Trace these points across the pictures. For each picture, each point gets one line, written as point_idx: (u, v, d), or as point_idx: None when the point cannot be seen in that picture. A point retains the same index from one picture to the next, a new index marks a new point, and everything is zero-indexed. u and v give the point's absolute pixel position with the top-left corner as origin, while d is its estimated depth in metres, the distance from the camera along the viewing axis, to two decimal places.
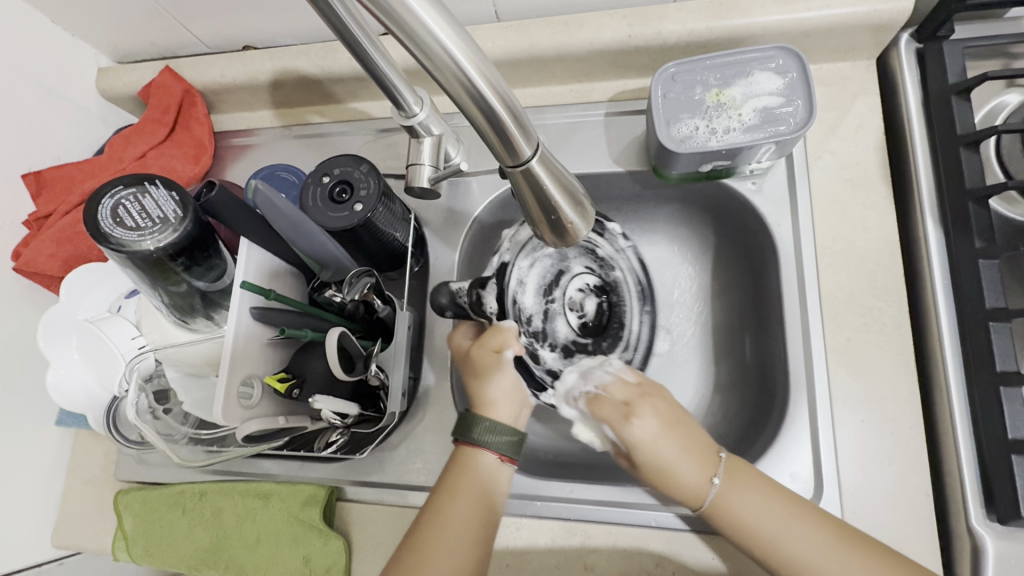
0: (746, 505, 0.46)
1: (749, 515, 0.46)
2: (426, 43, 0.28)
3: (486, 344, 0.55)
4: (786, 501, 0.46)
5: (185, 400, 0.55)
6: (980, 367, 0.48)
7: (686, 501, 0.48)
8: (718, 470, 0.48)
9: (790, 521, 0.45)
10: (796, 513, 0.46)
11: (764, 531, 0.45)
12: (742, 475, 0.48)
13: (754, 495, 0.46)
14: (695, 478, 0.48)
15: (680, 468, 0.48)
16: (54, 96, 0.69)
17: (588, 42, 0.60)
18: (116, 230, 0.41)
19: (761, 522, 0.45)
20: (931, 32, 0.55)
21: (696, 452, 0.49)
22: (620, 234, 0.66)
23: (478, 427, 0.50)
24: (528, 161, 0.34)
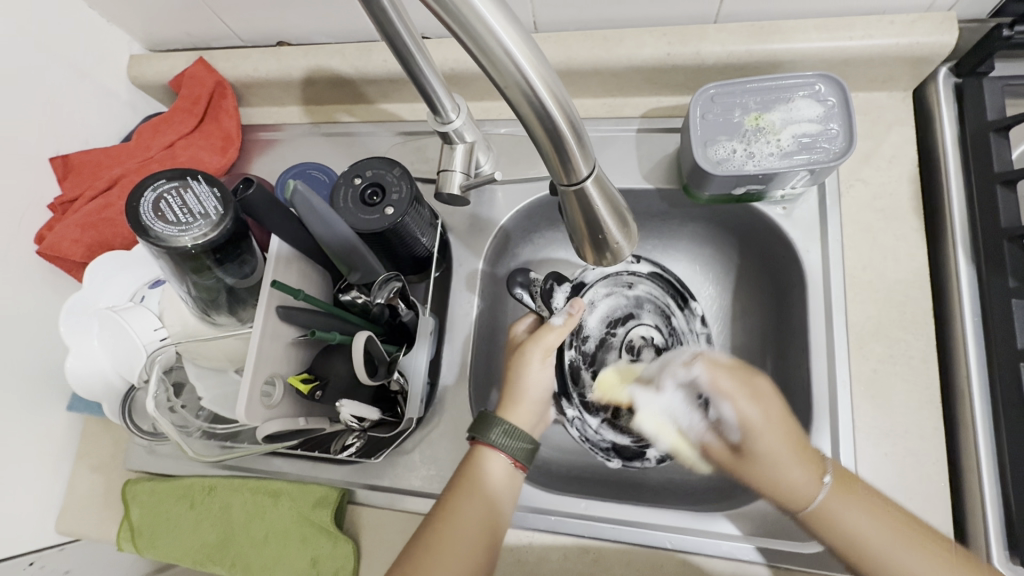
0: (848, 517, 0.45)
1: (858, 527, 0.44)
2: (495, 55, 0.28)
3: (535, 336, 0.55)
4: (892, 520, 0.44)
5: (205, 396, 0.55)
6: (1009, 408, 0.47)
7: (790, 500, 0.47)
8: (826, 473, 0.46)
9: (897, 544, 0.43)
10: (905, 536, 0.44)
11: (867, 543, 0.44)
12: (852, 485, 0.46)
13: (872, 507, 0.45)
14: (802, 484, 0.46)
15: (789, 466, 0.47)
16: (85, 81, 0.68)
17: (626, 58, 0.60)
18: (157, 224, 0.42)
19: (863, 540, 0.44)
20: (972, 67, 0.55)
21: (801, 453, 0.47)
22: (699, 318, 0.65)
23: (501, 431, 0.49)
24: (583, 181, 0.35)
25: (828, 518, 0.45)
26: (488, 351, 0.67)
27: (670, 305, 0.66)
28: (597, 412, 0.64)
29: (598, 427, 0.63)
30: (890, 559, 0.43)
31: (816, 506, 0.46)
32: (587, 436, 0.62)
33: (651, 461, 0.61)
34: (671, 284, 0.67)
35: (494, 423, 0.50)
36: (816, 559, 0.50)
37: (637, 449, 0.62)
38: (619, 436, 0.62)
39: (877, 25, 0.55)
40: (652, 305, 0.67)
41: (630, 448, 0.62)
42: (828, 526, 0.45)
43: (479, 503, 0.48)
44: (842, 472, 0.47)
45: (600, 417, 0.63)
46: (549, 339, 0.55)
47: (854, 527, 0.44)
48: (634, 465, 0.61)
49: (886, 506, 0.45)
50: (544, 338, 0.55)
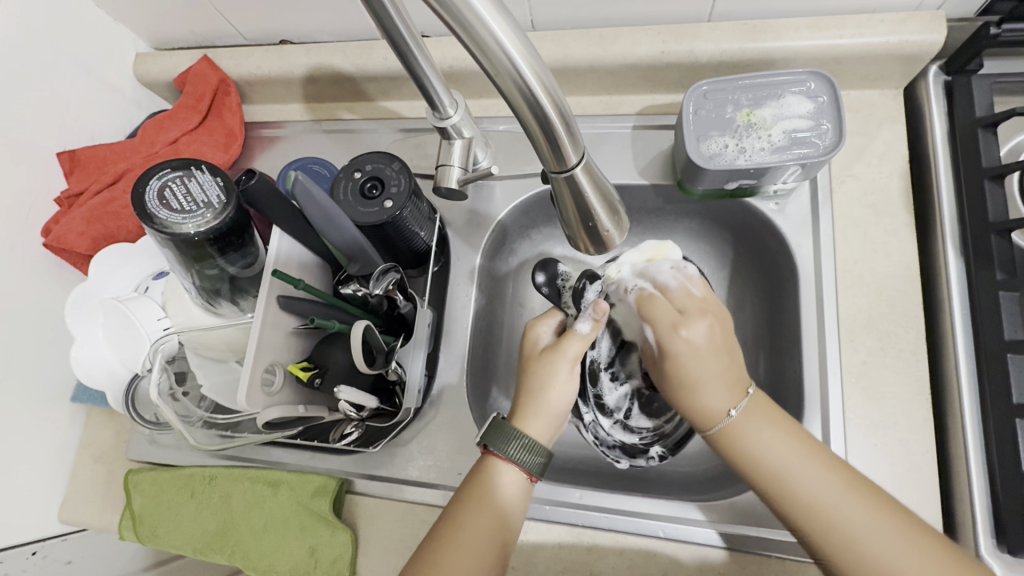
0: (758, 436, 0.46)
1: (764, 445, 0.46)
2: (489, 49, 0.29)
3: (558, 346, 0.54)
4: (800, 436, 0.46)
5: (203, 383, 0.56)
6: (996, 398, 0.48)
7: (702, 420, 0.49)
8: (740, 403, 0.48)
9: (804, 463, 0.45)
10: (811, 455, 0.45)
11: (771, 463, 0.45)
12: (767, 410, 0.47)
13: (777, 437, 0.46)
14: (717, 401, 0.48)
15: (708, 388, 0.49)
16: (92, 78, 0.70)
17: (621, 55, 0.61)
18: (162, 211, 0.43)
19: (770, 455, 0.45)
20: (961, 65, 0.56)
21: (731, 376, 0.49)
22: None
23: (515, 446, 0.50)
24: (573, 169, 0.37)
25: (736, 434, 0.47)
26: (485, 344, 0.68)
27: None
28: (610, 413, 0.64)
29: (610, 428, 0.63)
30: (792, 478, 0.44)
31: (725, 424, 0.48)
32: (599, 434, 0.62)
33: (654, 459, 0.61)
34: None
35: (514, 438, 0.50)
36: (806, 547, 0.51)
37: (641, 446, 0.62)
38: (628, 434, 0.63)
39: (868, 24, 0.56)
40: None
41: (636, 445, 0.62)
42: (733, 440, 0.47)
43: (486, 515, 0.48)
44: (756, 403, 0.48)
45: (612, 419, 0.63)
46: (573, 348, 0.54)
47: (756, 442, 0.46)
48: (638, 463, 0.61)
49: (800, 432, 0.47)
50: (569, 347, 0.54)
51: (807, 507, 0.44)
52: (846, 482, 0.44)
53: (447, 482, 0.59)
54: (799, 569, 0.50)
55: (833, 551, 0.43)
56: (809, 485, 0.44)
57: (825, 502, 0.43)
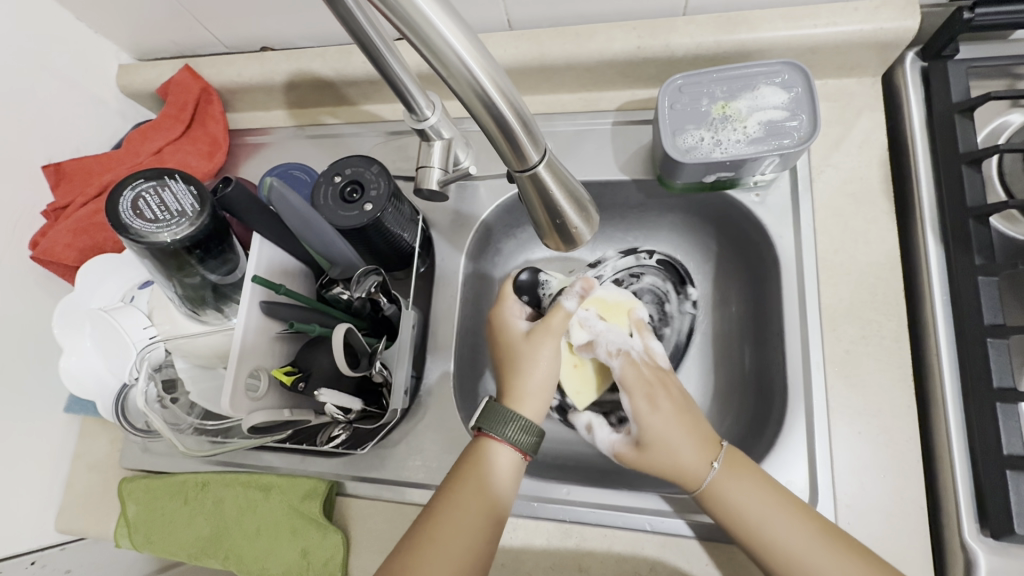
0: (738, 489, 0.49)
1: (744, 499, 0.48)
2: (443, 54, 0.30)
3: (545, 321, 0.56)
4: (773, 488, 0.49)
5: (191, 390, 0.57)
6: (977, 383, 0.48)
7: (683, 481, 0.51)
8: (719, 456, 0.51)
9: (778, 517, 0.47)
10: (781, 507, 0.48)
11: (750, 514, 0.48)
12: (741, 467, 0.50)
13: (749, 491, 0.49)
14: (696, 460, 0.51)
15: (686, 454, 0.51)
16: (75, 91, 0.70)
17: (597, 52, 0.61)
18: (136, 222, 0.43)
19: (751, 513, 0.48)
20: (936, 50, 0.56)
21: (700, 437, 0.52)
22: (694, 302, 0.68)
23: (511, 426, 0.50)
24: (536, 167, 0.39)
25: (716, 492, 0.49)
26: (472, 344, 0.68)
27: (669, 291, 0.69)
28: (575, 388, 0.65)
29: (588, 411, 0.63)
30: (763, 526, 0.47)
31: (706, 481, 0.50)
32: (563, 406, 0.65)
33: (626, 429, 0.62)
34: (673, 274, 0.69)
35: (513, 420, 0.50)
36: None
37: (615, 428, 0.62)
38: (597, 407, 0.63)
39: (842, 12, 0.56)
40: (649, 294, 0.69)
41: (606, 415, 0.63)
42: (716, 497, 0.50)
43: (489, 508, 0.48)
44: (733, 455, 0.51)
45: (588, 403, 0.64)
46: (560, 321, 0.56)
47: (737, 499, 0.49)
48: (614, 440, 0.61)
49: (774, 485, 0.49)
50: (556, 321, 0.56)
51: (788, 562, 0.46)
52: (817, 530, 0.47)
53: (437, 482, 0.59)
54: None
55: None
56: (781, 536, 0.47)
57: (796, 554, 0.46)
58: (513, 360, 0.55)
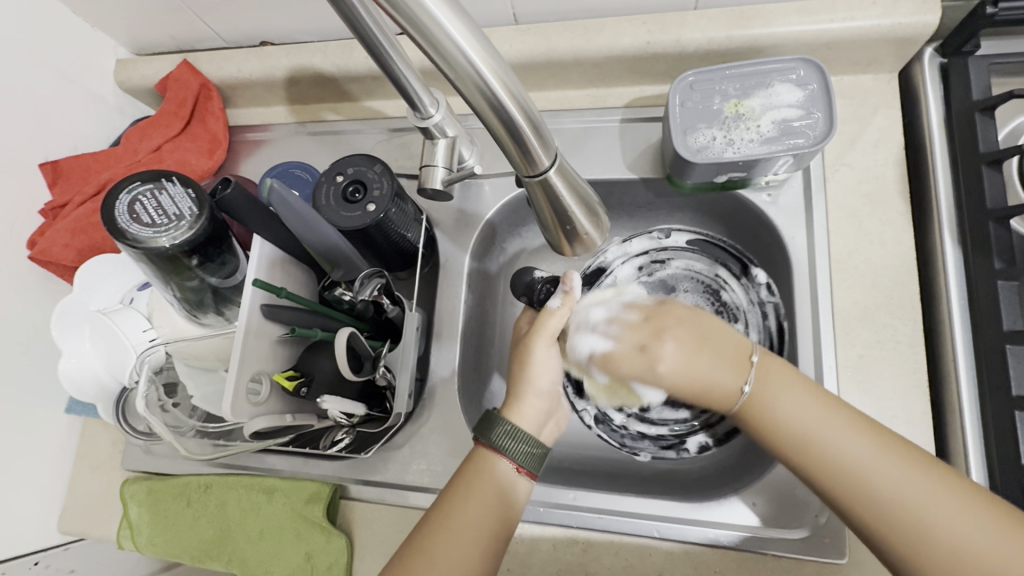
0: (784, 399, 0.45)
1: (793, 411, 0.44)
2: (448, 53, 0.28)
3: (537, 324, 0.54)
4: (823, 395, 0.45)
5: (195, 394, 0.56)
6: (995, 390, 0.47)
7: (720, 403, 0.47)
8: (750, 374, 0.47)
9: (832, 427, 0.43)
10: (839, 412, 0.44)
11: (802, 428, 0.44)
12: (779, 371, 0.47)
13: (798, 392, 0.45)
14: (727, 380, 0.47)
15: (717, 376, 0.47)
16: (72, 87, 0.69)
17: (606, 47, 0.59)
18: (133, 226, 0.42)
19: (807, 424, 0.44)
20: (957, 46, 0.54)
21: (729, 357, 0.48)
22: (764, 286, 0.63)
23: (499, 430, 0.49)
24: (547, 172, 0.38)
25: (761, 409, 0.45)
26: (477, 346, 0.67)
27: (721, 276, 0.65)
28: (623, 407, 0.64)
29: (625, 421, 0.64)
30: (822, 438, 0.43)
31: (742, 402, 0.46)
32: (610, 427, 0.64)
33: (690, 450, 0.61)
34: (716, 253, 0.67)
35: (497, 421, 0.49)
36: (804, 544, 0.50)
37: (673, 438, 0.62)
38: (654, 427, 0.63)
39: (859, 6, 0.55)
40: (693, 281, 0.66)
41: (665, 438, 0.62)
42: (761, 418, 0.45)
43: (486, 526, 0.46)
44: (767, 362, 0.47)
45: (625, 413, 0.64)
46: (551, 324, 0.53)
47: (791, 408, 0.44)
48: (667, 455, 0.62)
49: (823, 391, 0.45)
50: (546, 326, 0.54)
51: (866, 480, 0.41)
52: (878, 437, 0.42)
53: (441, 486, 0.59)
54: (795, 567, 0.50)
55: (884, 529, 0.40)
56: (841, 447, 0.42)
57: (863, 467, 0.41)
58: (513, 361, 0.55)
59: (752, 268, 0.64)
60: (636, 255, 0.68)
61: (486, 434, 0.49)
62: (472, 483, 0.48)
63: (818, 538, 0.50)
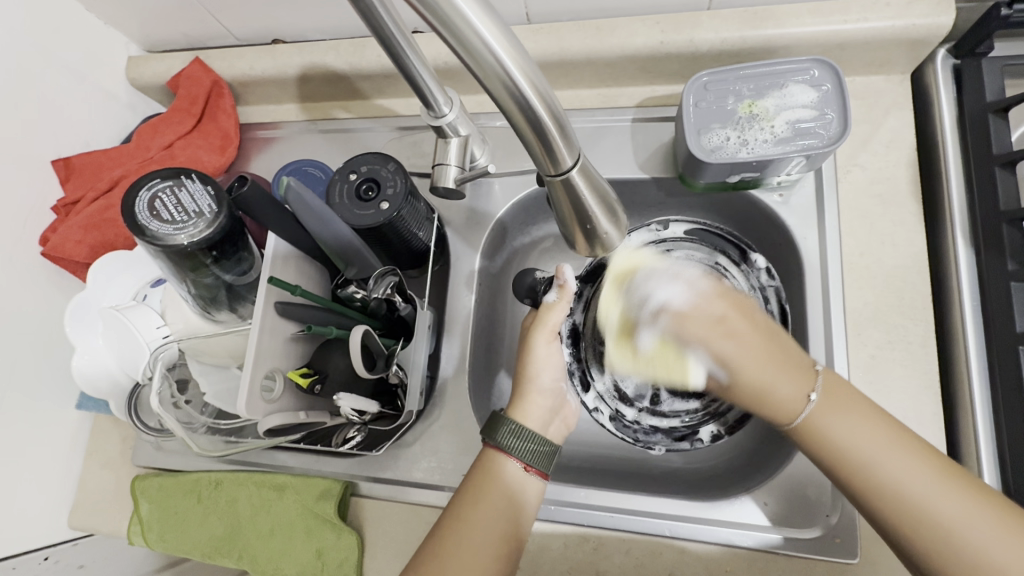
0: (848, 422, 0.44)
1: (859, 435, 0.43)
2: (476, 49, 0.29)
3: (537, 318, 0.56)
4: (891, 425, 0.44)
5: (207, 390, 0.56)
6: (1007, 391, 0.47)
7: (779, 416, 0.47)
8: (816, 387, 0.46)
9: (898, 459, 0.42)
10: (902, 442, 0.43)
11: (864, 453, 0.43)
12: (847, 397, 0.45)
13: (859, 418, 0.44)
14: (793, 392, 0.46)
15: (774, 385, 0.47)
16: (84, 84, 0.69)
17: (619, 47, 0.60)
18: (153, 223, 0.43)
19: (866, 448, 0.43)
20: (970, 47, 0.54)
21: (789, 367, 0.47)
22: (764, 271, 0.62)
23: (505, 429, 0.49)
24: (570, 171, 0.38)
25: (823, 430, 0.45)
26: (487, 344, 0.68)
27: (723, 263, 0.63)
28: (633, 402, 0.63)
29: (636, 416, 0.62)
30: (882, 465, 0.42)
31: (806, 416, 0.45)
32: (623, 423, 0.62)
33: (704, 440, 0.60)
34: (715, 240, 0.65)
35: (501, 422, 0.50)
36: (816, 544, 0.50)
37: (685, 429, 0.61)
38: (665, 420, 0.62)
39: (873, 7, 0.55)
40: None
41: (678, 429, 0.61)
42: (819, 439, 0.45)
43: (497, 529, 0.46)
44: (830, 382, 0.46)
45: (636, 408, 0.63)
46: (552, 318, 0.55)
47: (853, 431, 0.44)
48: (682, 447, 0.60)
49: (891, 419, 0.45)
50: (548, 320, 0.55)
51: (927, 514, 0.40)
52: (943, 472, 0.41)
53: (452, 483, 0.59)
54: (806, 566, 0.50)
55: (940, 561, 0.40)
56: (903, 476, 0.42)
57: (921, 499, 0.41)
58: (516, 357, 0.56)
59: (751, 254, 0.63)
60: (635, 249, 0.67)
61: (490, 436, 0.50)
62: (484, 488, 0.48)
63: (829, 537, 0.50)
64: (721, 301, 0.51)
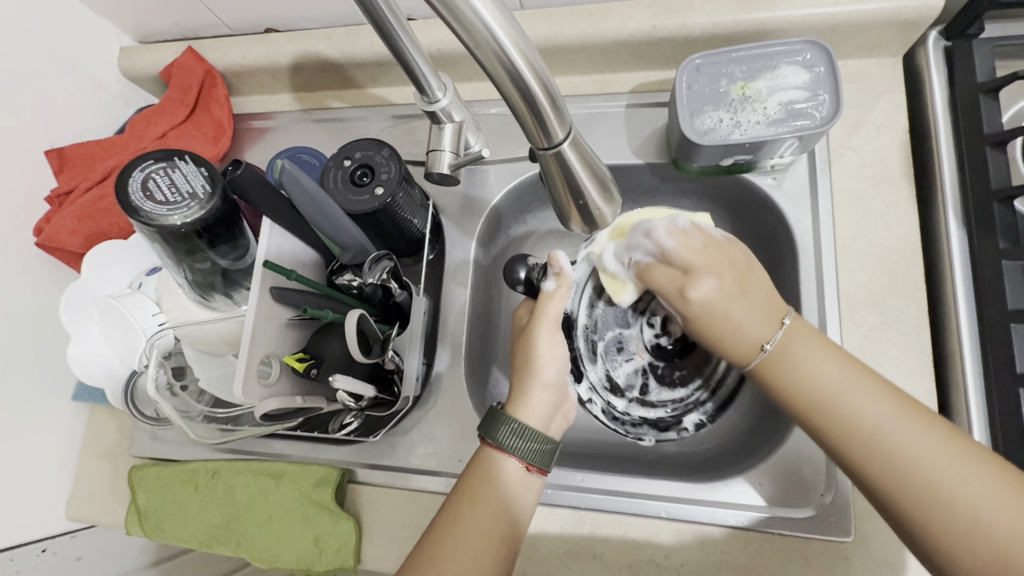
0: (808, 360, 0.44)
1: (816, 372, 0.44)
2: (468, 20, 0.29)
3: (537, 310, 0.55)
4: (851, 363, 0.44)
5: (201, 377, 0.56)
6: (999, 368, 0.48)
7: (736, 356, 0.47)
8: (777, 333, 0.46)
9: (853, 392, 0.43)
10: (864, 378, 0.43)
11: (822, 389, 0.43)
12: (808, 336, 0.46)
13: (816, 349, 0.45)
14: (753, 331, 0.46)
15: (739, 324, 0.47)
16: (76, 74, 0.69)
17: (612, 32, 0.60)
18: (146, 204, 0.43)
19: (826, 383, 0.43)
20: (961, 29, 0.54)
21: (766, 309, 0.47)
22: None
23: (504, 428, 0.49)
24: (562, 144, 0.39)
25: (780, 364, 0.45)
26: (482, 332, 0.68)
27: None
28: (622, 392, 0.65)
29: (627, 407, 0.65)
30: (844, 399, 0.43)
31: (762, 358, 0.46)
32: (613, 414, 0.64)
33: (688, 429, 0.62)
34: None
35: (500, 421, 0.49)
36: (810, 523, 0.50)
37: (670, 419, 0.63)
38: (653, 410, 0.64)
39: None
40: None
41: (664, 420, 0.63)
42: (781, 374, 0.45)
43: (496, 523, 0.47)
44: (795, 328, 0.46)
45: (626, 399, 0.65)
46: (551, 307, 0.55)
47: (817, 368, 0.44)
48: (668, 437, 0.62)
49: (852, 359, 0.45)
50: (546, 310, 0.55)
51: (888, 456, 0.40)
52: (903, 408, 0.42)
53: (449, 469, 0.59)
54: (801, 545, 0.50)
55: (898, 493, 0.40)
56: (862, 409, 0.42)
57: (885, 431, 0.41)
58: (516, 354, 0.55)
59: None
60: None
61: (490, 435, 0.49)
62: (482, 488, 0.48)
63: (824, 517, 0.50)
64: (704, 241, 0.50)
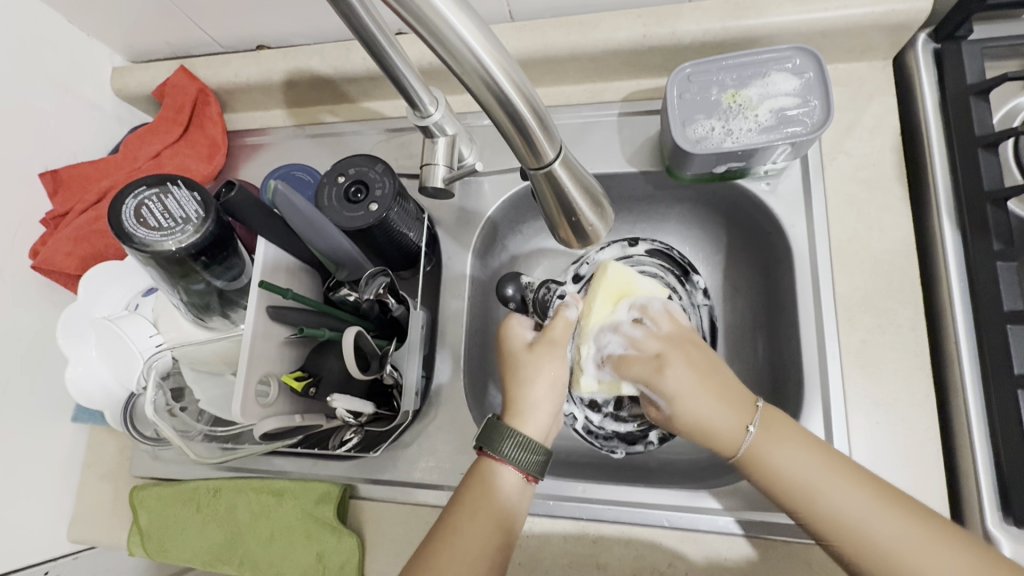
0: (781, 455, 0.45)
1: (787, 466, 0.45)
2: (454, 46, 0.29)
3: (548, 332, 0.55)
4: (820, 451, 0.45)
5: (201, 398, 0.55)
6: (997, 370, 0.48)
7: (725, 450, 0.47)
8: (754, 418, 0.47)
9: (830, 489, 0.43)
10: (833, 467, 0.44)
11: (800, 480, 0.44)
12: (777, 424, 0.47)
13: (788, 446, 0.45)
14: (730, 429, 0.47)
15: (713, 417, 0.47)
16: (70, 96, 0.69)
17: (602, 42, 0.60)
18: (140, 231, 0.43)
19: (796, 477, 0.44)
20: (949, 32, 0.55)
21: (733, 400, 0.48)
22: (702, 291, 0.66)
23: (509, 443, 0.49)
24: (552, 164, 0.39)
25: (760, 456, 0.46)
26: (481, 342, 0.68)
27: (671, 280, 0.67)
28: (600, 407, 0.64)
29: (601, 421, 0.64)
30: (820, 496, 0.43)
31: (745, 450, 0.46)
32: (588, 427, 0.64)
33: (654, 442, 0.62)
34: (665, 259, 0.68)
35: (506, 433, 0.49)
36: None
37: (639, 432, 0.63)
38: (620, 423, 0.64)
39: None
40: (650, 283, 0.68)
41: (632, 433, 0.63)
42: (756, 466, 0.46)
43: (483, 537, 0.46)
44: (769, 415, 0.47)
45: (602, 412, 0.64)
46: (561, 329, 0.56)
47: (784, 461, 0.45)
48: (637, 449, 0.62)
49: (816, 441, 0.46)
50: (557, 331, 0.56)
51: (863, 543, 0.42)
52: (872, 490, 0.43)
53: (451, 483, 0.59)
54: (805, 552, 0.50)
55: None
56: (842, 501, 0.43)
57: (858, 520, 0.42)
58: (516, 374, 0.54)
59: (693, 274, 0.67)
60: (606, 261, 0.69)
61: (495, 448, 0.49)
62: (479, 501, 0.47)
63: None
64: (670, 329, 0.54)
